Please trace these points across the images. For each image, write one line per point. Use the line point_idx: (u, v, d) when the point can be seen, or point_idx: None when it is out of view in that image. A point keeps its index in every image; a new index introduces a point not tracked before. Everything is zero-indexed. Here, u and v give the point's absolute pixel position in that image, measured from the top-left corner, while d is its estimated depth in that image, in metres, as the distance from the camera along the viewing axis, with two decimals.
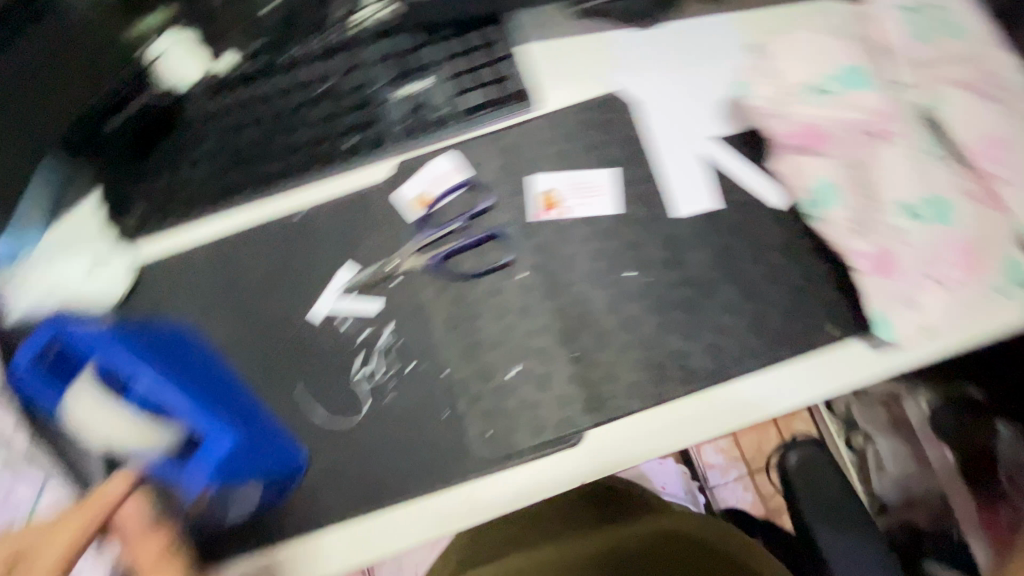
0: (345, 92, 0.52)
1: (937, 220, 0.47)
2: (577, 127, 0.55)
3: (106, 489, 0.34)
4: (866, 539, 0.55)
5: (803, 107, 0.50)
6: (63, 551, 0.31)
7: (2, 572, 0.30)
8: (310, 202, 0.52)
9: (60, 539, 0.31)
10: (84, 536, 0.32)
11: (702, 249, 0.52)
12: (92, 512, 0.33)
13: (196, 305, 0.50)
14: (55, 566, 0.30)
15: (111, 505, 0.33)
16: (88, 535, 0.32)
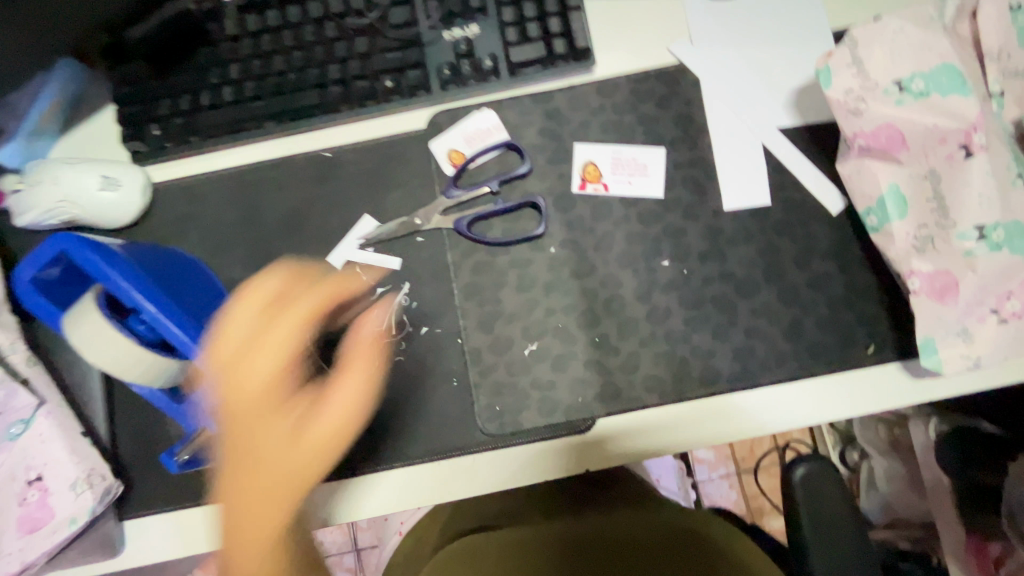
0: (388, 29, 0.49)
1: (1012, 251, 0.40)
2: (632, 97, 0.51)
3: (351, 280, 0.38)
4: (851, 557, 0.57)
5: (881, 104, 0.42)
6: (313, 304, 0.36)
7: (275, 290, 0.36)
8: (343, 143, 0.51)
9: (315, 295, 0.36)
10: (327, 306, 0.36)
11: (749, 248, 0.48)
12: (341, 288, 0.37)
13: (232, 231, 0.51)
14: (308, 313, 0.35)
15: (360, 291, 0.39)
16: (327, 307, 0.36)
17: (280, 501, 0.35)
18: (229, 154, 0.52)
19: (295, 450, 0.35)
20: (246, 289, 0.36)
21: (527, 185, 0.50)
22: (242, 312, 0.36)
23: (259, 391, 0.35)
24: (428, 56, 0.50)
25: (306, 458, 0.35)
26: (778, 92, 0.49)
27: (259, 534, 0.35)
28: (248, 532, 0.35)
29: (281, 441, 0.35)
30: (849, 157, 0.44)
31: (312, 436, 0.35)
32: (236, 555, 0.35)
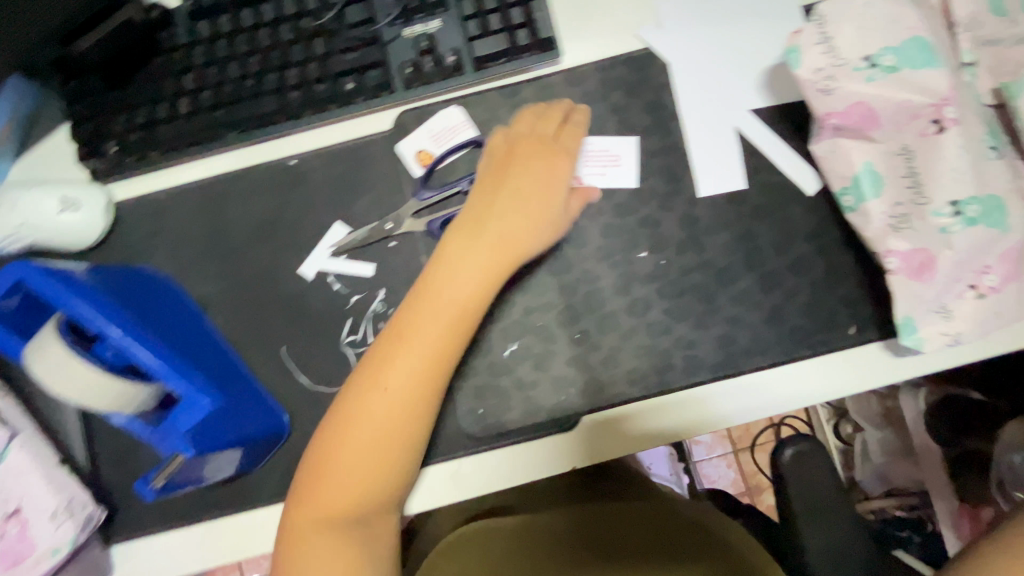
0: (345, 29, 0.48)
1: (989, 224, 0.39)
2: (601, 85, 0.50)
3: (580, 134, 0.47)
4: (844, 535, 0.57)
5: (851, 81, 0.40)
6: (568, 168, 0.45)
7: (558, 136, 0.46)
8: (308, 150, 0.50)
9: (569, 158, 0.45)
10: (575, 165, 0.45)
11: (727, 235, 0.48)
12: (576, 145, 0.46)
13: (200, 246, 0.50)
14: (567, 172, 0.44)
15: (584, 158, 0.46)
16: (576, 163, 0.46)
17: (440, 340, 0.40)
18: (190, 168, 0.51)
19: (469, 291, 0.41)
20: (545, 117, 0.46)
21: None
22: (545, 155, 0.44)
23: (488, 237, 0.42)
24: (389, 55, 0.48)
25: (474, 292, 0.41)
26: (749, 73, 0.48)
27: (420, 372, 0.40)
28: (408, 369, 0.40)
29: (466, 289, 0.41)
30: (823, 137, 0.43)
31: (485, 269, 0.41)
32: (387, 381, 0.40)
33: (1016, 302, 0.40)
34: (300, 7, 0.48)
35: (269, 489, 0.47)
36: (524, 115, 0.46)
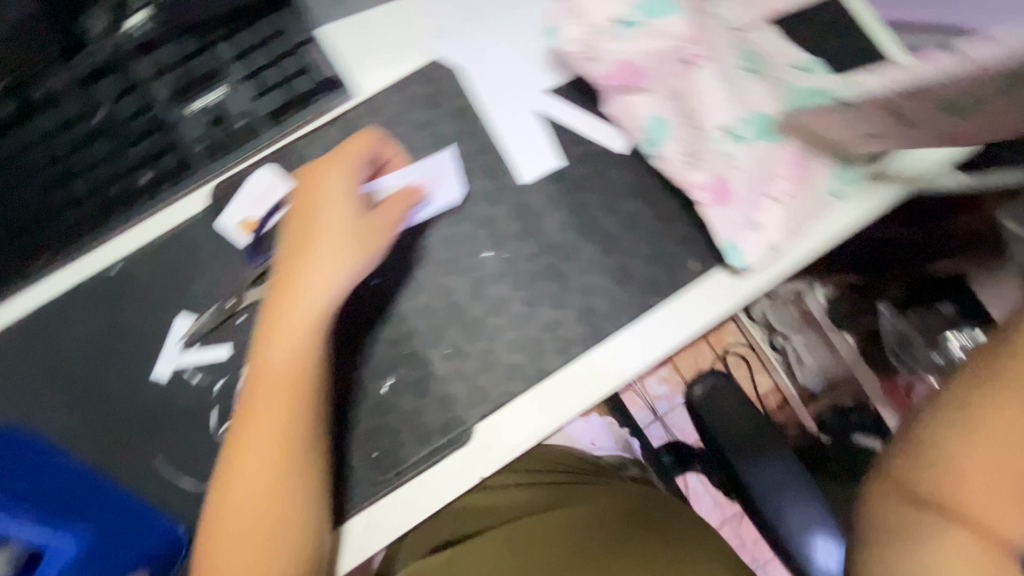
0: (123, 123, 0.47)
1: (759, 138, 0.43)
2: (401, 107, 0.50)
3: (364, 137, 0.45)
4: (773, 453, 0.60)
5: (609, 44, 0.43)
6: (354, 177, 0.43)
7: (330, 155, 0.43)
8: (128, 252, 0.48)
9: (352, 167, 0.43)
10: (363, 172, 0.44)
11: (559, 213, 0.49)
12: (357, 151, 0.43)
13: (40, 385, 0.47)
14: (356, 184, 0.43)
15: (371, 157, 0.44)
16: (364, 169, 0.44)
17: (275, 397, 0.39)
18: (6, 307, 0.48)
19: (286, 340, 0.39)
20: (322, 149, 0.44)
21: None
22: (330, 180, 0.42)
23: (293, 290, 0.40)
24: (179, 135, 0.48)
25: (300, 329, 0.40)
26: (533, 57, 0.50)
27: (265, 439, 0.38)
28: (255, 443, 0.39)
29: (285, 334, 0.39)
30: (610, 100, 0.45)
31: (299, 311, 0.40)
32: (239, 465, 0.39)
33: (813, 199, 0.44)
34: (68, 116, 0.46)
35: None
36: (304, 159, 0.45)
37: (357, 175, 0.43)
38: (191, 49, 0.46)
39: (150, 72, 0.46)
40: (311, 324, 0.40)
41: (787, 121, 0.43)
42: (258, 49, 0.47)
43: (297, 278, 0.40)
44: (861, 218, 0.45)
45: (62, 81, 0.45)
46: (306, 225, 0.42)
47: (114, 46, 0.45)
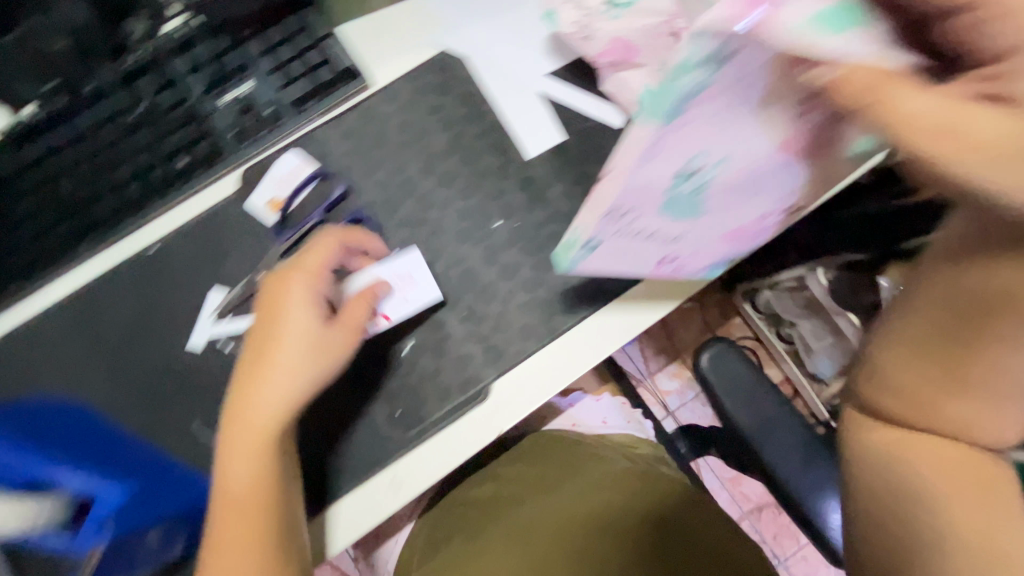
0: (162, 114, 0.51)
1: None
2: (414, 93, 0.55)
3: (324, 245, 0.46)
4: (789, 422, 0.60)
5: (603, 23, 0.47)
6: (309, 294, 0.44)
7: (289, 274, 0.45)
8: (165, 233, 0.52)
9: (308, 282, 0.45)
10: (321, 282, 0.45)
11: (564, 183, 0.53)
12: (314, 265, 0.45)
13: (82, 358, 0.50)
14: (312, 298, 0.44)
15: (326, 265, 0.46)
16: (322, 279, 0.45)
17: (241, 515, 0.41)
18: (55, 287, 0.51)
19: (248, 464, 0.41)
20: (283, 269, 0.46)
21: (351, 204, 0.53)
22: (286, 300, 0.44)
23: (252, 415, 0.42)
24: (212, 124, 0.52)
25: (257, 450, 0.41)
26: (534, 43, 0.54)
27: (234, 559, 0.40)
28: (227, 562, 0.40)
29: (244, 457, 0.41)
30: (607, 76, 0.50)
31: (256, 435, 0.41)
32: None
33: None
34: (114, 108, 0.51)
35: None
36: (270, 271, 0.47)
37: (312, 289, 0.44)
38: (221, 45, 0.51)
39: (184, 67, 0.51)
40: (269, 447, 0.42)
41: None
42: (284, 44, 0.52)
43: (253, 401, 0.42)
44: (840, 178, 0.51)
45: (108, 76, 0.50)
46: (266, 349, 0.43)
47: (150, 45, 0.51)
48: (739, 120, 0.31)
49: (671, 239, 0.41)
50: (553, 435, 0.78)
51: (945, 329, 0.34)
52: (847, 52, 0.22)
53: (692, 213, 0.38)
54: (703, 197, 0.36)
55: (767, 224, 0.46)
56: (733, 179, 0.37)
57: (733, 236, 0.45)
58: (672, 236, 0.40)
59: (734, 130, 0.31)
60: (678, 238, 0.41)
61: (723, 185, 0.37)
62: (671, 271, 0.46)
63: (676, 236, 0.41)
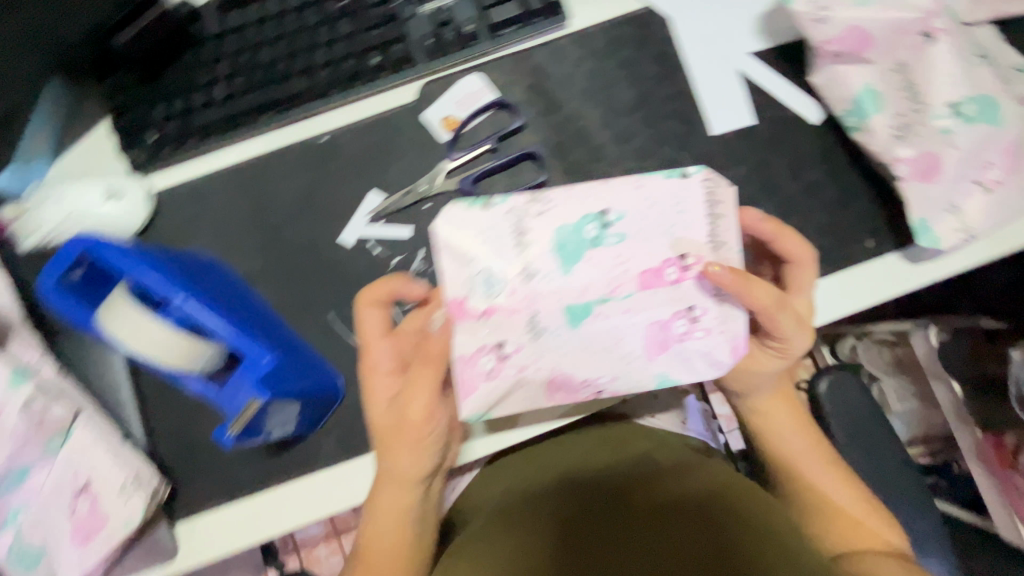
0: (365, 9, 0.51)
1: (984, 120, 0.42)
2: (609, 43, 0.53)
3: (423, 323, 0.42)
4: (908, 475, 0.56)
5: (845, 9, 0.44)
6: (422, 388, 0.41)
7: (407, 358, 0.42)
8: (338, 126, 0.52)
9: (425, 375, 0.40)
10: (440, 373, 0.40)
11: (741, 167, 0.51)
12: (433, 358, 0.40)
13: (237, 227, 0.52)
14: (429, 392, 0.41)
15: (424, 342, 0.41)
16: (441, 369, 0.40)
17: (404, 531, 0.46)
18: (227, 153, 0.52)
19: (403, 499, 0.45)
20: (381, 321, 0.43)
21: (523, 139, 0.52)
22: (384, 345, 0.43)
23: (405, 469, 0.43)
24: (409, 30, 0.52)
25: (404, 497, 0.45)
26: (745, 17, 0.52)
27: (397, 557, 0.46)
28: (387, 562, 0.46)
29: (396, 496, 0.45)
30: (822, 66, 0.47)
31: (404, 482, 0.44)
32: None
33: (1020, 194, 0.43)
34: None
35: (331, 447, 0.48)
36: (365, 317, 0.43)
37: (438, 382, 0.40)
38: None
39: None
40: (415, 490, 0.45)
41: (1012, 109, 0.43)
42: None
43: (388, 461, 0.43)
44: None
45: None
46: (387, 431, 0.43)
47: None
48: (689, 210, 0.36)
49: (529, 271, 0.36)
50: (635, 428, 0.60)
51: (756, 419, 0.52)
52: (586, 278, 0.36)
53: (568, 277, 0.36)
54: (599, 264, 0.36)
55: (638, 228, 0.36)
56: (598, 198, 0.36)
57: (571, 189, 0.37)
58: (480, 232, 0.36)
59: (671, 230, 0.36)
60: (523, 229, 0.36)
61: (593, 287, 0.36)
62: (435, 249, 0.37)
63: (534, 264, 0.36)
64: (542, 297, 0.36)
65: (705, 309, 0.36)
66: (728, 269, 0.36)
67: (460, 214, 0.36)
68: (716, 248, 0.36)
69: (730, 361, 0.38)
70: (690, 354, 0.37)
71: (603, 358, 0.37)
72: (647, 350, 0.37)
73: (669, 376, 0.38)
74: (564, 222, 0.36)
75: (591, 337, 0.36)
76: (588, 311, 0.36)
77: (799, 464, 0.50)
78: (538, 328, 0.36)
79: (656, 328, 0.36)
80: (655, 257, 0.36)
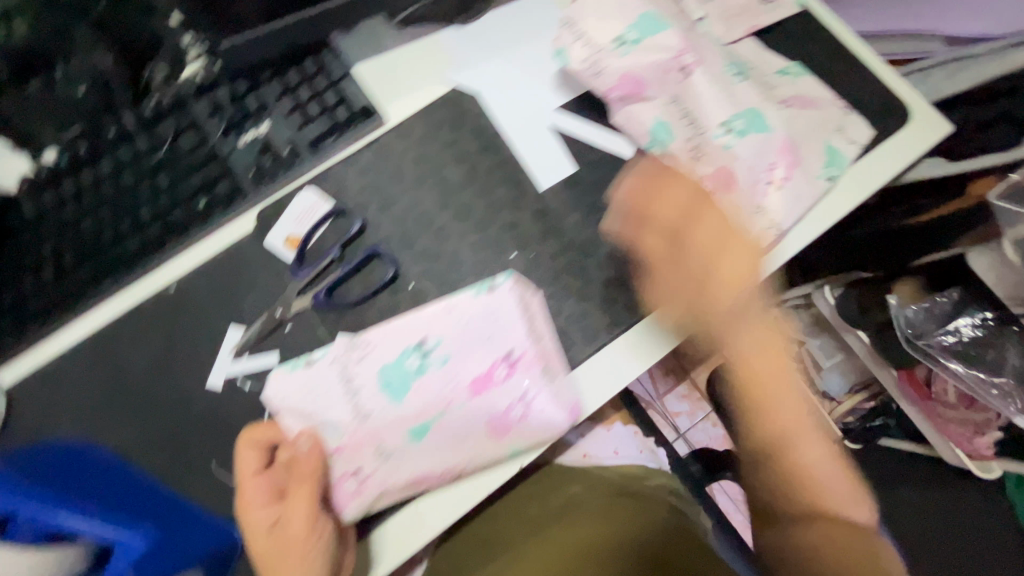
0: (182, 156, 0.53)
1: (756, 130, 0.47)
2: (427, 129, 0.56)
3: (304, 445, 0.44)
4: None
5: (614, 61, 0.48)
6: (302, 505, 0.42)
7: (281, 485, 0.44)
8: (183, 273, 0.52)
9: (302, 495, 0.42)
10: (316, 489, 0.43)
11: (574, 213, 0.54)
12: (311, 473, 0.43)
13: (100, 400, 0.50)
14: (307, 511, 0.42)
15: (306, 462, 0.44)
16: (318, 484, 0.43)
17: None
18: (74, 328, 0.51)
19: None
20: (258, 454, 0.44)
21: (368, 240, 0.53)
22: (257, 478, 0.43)
23: None
24: (231, 165, 0.53)
25: None
26: (544, 77, 0.56)
27: None
28: None
29: None
30: (617, 109, 0.50)
31: None
32: None
33: (807, 184, 0.48)
34: (135, 152, 0.52)
35: None
36: (244, 455, 0.44)
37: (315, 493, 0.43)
38: (241, 89, 0.54)
39: (205, 110, 0.53)
40: None
41: (775, 115, 0.48)
42: (300, 87, 0.54)
43: None
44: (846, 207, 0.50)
45: (131, 119, 0.53)
46: (280, 554, 0.42)
47: (174, 89, 0.54)
48: (504, 315, 0.47)
49: (363, 412, 0.45)
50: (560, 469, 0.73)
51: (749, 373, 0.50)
52: (416, 395, 0.45)
53: (401, 406, 0.45)
54: (424, 388, 0.45)
55: (453, 343, 0.46)
56: (417, 330, 0.47)
57: (384, 332, 0.47)
58: (309, 388, 0.46)
59: (491, 337, 0.47)
60: (350, 375, 0.46)
61: (427, 400, 0.45)
62: (281, 413, 0.46)
63: (365, 403, 0.45)
64: (381, 426, 0.45)
65: (535, 389, 0.46)
66: (529, 342, 0.47)
67: (290, 376, 0.46)
68: (538, 341, 0.47)
69: (570, 417, 0.47)
70: (532, 429, 0.45)
71: (457, 454, 0.45)
72: (494, 434, 0.45)
73: (522, 447, 0.46)
74: (384, 361, 0.46)
75: (437, 441, 0.45)
76: (426, 428, 0.45)
77: (758, 343, 0.49)
78: (384, 452, 0.44)
79: (492, 415, 0.45)
80: (482, 365, 0.46)
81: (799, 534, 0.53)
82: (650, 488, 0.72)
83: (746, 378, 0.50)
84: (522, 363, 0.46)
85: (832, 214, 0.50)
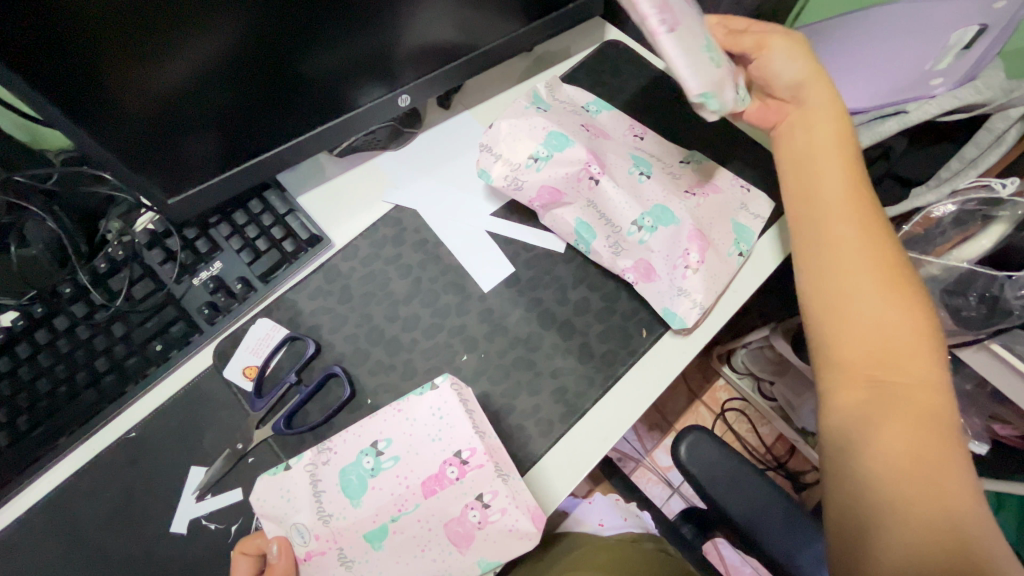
0: (135, 305, 0.55)
1: (663, 224, 0.53)
2: (372, 247, 0.60)
3: (279, 557, 0.45)
4: (775, 497, 0.63)
5: (532, 176, 0.54)
6: None
7: None
8: (141, 418, 0.53)
9: None
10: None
11: (517, 309, 0.57)
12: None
13: (57, 563, 0.49)
14: None
15: (280, 568, 0.45)
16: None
17: None
18: (30, 490, 0.51)
19: None
20: (247, 555, 0.47)
21: (324, 360, 0.55)
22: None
23: None
24: (185, 306, 0.56)
25: None
26: (474, 189, 0.62)
27: None
28: None
29: None
30: (542, 215, 0.55)
31: None
32: None
33: (720, 258, 0.53)
34: (89, 306, 0.55)
35: None
36: (236, 563, 0.47)
37: None
38: (192, 235, 0.57)
39: (158, 258, 0.56)
40: None
41: (680, 204, 0.54)
42: (248, 226, 0.58)
43: None
44: (757, 274, 0.56)
45: (85, 273, 0.55)
46: None
47: (126, 242, 0.57)
48: (450, 415, 0.46)
49: (325, 515, 0.45)
50: (575, 537, 0.75)
51: (845, 263, 0.48)
52: (377, 502, 0.45)
53: (360, 509, 0.45)
54: (376, 494, 0.45)
55: (407, 446, 0.46)
56: (371, 432, 0.47)
57: (345, 434, 0.47)
58: (283, 493, 0.47)
59: (439, 437, 0.46)
60: (316, 478, 0.46)
61: (385, 507, 0.45)
62: (259, 517, 0.47)
63: (328, 508, 0.46)
64: (342, 533, 0.45)
65: (492, 497, 0.44)
66: (482, 442, 0.45)
67: (269, 482, 0.47)
68: (482, 435, 0.46)
69: (532, 527, 0.44)
70: (494, 536, 0.44)
71: (418, 564, 0.45)
72: (456, 544, 0.45)
73: (486, 558, 0.44)
74: (343, 464, 0.46)
75: (400, 548, 0.45)
76: (384, 533, 0.45)
77: (849, 281, 0.47)
78: (346, 561, 0.45)
79: (456, 521, 0.44)
80: (433, 466, 0.45)
81: (859, 445, 0.45)
82: (654, 551, 0.72)
83: (831, 262, 0.48)
84: (479, 461, 0.45)
85: (746, 283, 0.56)
